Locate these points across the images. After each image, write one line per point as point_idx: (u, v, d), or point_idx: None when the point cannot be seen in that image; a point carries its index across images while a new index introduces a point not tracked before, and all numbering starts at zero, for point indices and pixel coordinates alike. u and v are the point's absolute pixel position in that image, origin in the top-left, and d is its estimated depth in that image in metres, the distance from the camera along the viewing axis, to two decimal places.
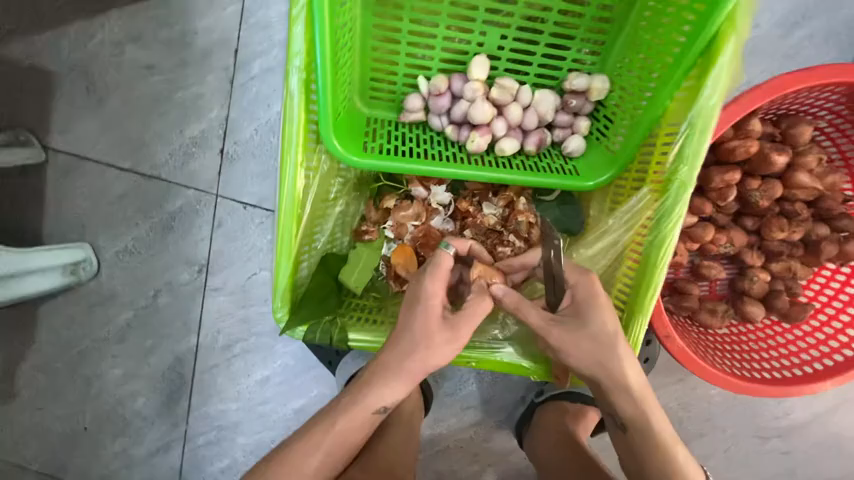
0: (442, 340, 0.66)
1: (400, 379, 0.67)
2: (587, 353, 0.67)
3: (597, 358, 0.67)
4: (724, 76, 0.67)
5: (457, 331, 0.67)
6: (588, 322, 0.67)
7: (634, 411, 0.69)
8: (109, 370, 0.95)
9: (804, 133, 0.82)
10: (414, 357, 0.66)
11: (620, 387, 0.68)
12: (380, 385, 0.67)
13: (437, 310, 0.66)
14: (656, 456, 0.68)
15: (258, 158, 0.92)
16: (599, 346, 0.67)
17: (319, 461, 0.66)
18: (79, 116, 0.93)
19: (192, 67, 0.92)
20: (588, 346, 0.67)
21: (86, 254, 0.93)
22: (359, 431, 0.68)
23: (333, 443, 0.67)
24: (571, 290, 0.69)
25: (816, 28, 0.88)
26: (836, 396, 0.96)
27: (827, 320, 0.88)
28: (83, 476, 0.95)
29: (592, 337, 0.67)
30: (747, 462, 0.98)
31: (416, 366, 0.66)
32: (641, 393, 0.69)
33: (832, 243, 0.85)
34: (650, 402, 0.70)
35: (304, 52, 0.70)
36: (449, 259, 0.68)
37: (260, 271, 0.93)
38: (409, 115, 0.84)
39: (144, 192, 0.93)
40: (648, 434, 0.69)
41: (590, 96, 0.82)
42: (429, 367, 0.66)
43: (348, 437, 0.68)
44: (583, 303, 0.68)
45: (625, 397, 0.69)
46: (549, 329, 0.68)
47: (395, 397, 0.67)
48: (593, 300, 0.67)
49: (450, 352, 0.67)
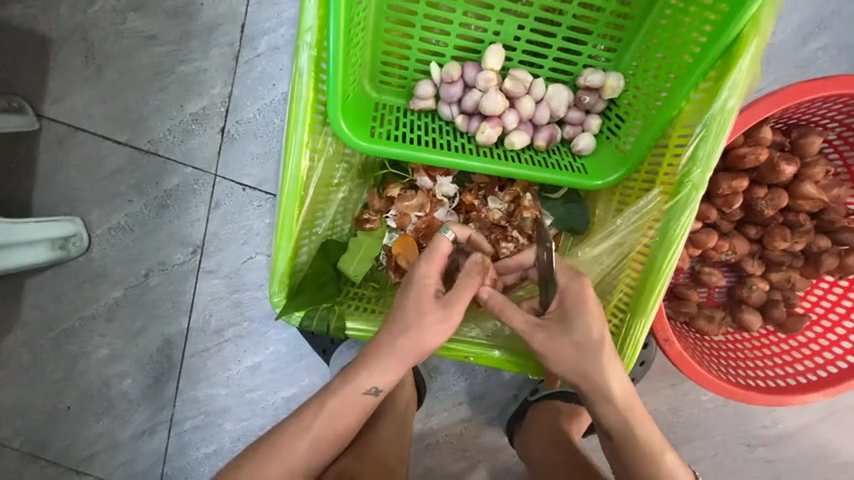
0: (434, 318, 0.64)
1: (391, 358, 0.66)
2: (570, 359, 0.64)
3: (580, 365, 0.64)
4: (743, 79, 0.68)
5: (450, 310, 0.64)
6: (573, 328, 0.64)
7: (619, 421, 0.66)
8: (95, 349, 0.92)
9: (813, 144, 0.82)
10: (406, 336, 0.64)
11: (604, 396, 0.65)
12: (371, 364, 0.66)
13: (432, 288, 0.66)
14: (644, 467, 0.65)
15: (260, 139, 0.90)
16: (584, 353, 0.64)
17: (310, 444, 0.66)
18: (76, 86, 0.90)
19: (196, 41, 0.90)
20: (572, 353, 0.64)
21: (77, 229, 0.90)
22: (352, 414, 0.67)
23: (325, 427, 0.67)
24: (561, 294, 0.66)
25: (830, 39, 0.88)
26: (824, 407, 0.94)
27: (824, 331, 0.88)
28: (63, 457, 0.93)
29: (575, 343, 0.64)
30: (732, 469, 0.95)
31: (408, 345, 0.65)
32: (626, 402, 0.66)
33: (832, 255, 0.84)
34: (637, 412, 0.67)
35: (317, 28, 0.69)
36: (447, 244, 0.67)
37: (257, 255, 0.91)
38: (419, 102, 0.82)
39: (140, 167, 0.91)
40: (633, 444, 0.66)
41: (604, 94, 0.81)
42: (423, 346, 0.65)
43: (341, 421, 0.67)
44: (569, 308, 0.65)
45: (609, 407, 0.66)
46: (533, 333, 0.65)
47: (388, 378, 0.66)
48: (581, 304, 0.64)
49: (445, 332, 0.65)
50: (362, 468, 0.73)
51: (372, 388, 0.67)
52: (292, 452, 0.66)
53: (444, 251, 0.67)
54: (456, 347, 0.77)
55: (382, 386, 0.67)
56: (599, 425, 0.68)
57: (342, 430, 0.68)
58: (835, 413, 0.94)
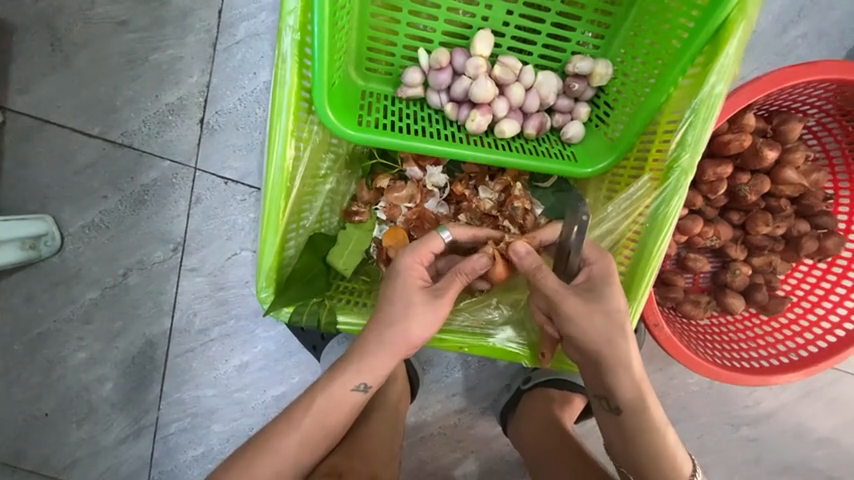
0: (418, 309, 0.63)
1: (379, 354, 0.64)
2: (598, 328, 0.64)
3: (607, 334, 0.64)
4: (730, 64, 0.68)
5: (436, 302, 0.63)
6: (603, 298, 0.64)
7: (633, 394, 0.66)
8: (73, 354, 0.89)
9: (794, 130, 0.82)
10: (392, 329, 0.63)
11: (623, 368, 0.65)
12: (359, 359, 0.65)
13: (417, 278, 0.64)
14: (649, 436, 0.66)
15: (242, 130, 0.87)
16: (612, 323, 0.64)
17: (299, 441, 0.64)
18: (43, 76, 0.86)
19: (170, 27, 0.86)
20: (600, 321, 0.64)
21: (48, 228, 0.86)
22: (342, 410, 0.66)
23: (315, 423, 0.65)
24: (589, 266, 0.66)
25: (809, 27, 0.90)
26: (801, 386, 0.96)
27: (804, 312, 0.89)
28: (42, 466, 0.89)
29: (605, 312, 0.64)
30: (715, 449, 0.97)
31: (396, 339, 0.64)
32: (640, 374, 0.66)
33: (812, 238, 0.85)
34: (647, 387, 0.67)
35: (300, 10, 0.66)
36: (439, 243, 0.66)
37: (242, 251, 0.88)
38: (407, 89, 0.81)
39: (114, 162, 0.87)
40: (643, 418, 0.66)
41: (592, 81, 0.81)
42: (410, 340, 0.64)
43: (331, 416, 0.65)
44: (599, 279, 0.65)
45: (625, 379, 0.66)
46: (566, 296, 0.63)
47: (377, 372, 0.65)
48: (610, 278, 0.65)
49: (432, 325, 0.63)
50: (352, 466, 0.71)
51: (361, 384, 0.65)
52: (281, 452, 0.63)
53: (433, 248, 0.66)
54: (450, 338, 0.75)
55: (372, 382, 0.66)
56: (608, 398, 0.67)
57: (332, 424, 0.66)
58: (812, 392, 0.96)
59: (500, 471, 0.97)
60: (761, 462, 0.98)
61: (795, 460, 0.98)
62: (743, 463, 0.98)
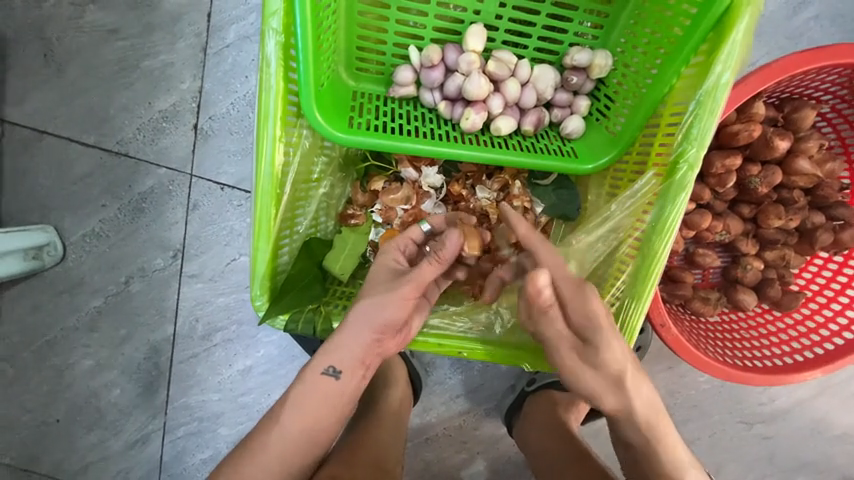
0: (381, 284, 0.62)
1: (345, 332, 0.61)
2: (593, 380, 0.58)
3: (600, 383, 0.58)
4: (737, 52, 0.64)
5: (401, 280, 0.62)
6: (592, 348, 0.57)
7: (644, 440, 0.61)
8: (80, 361, 0.90)
9: (807, 118, 0.78)
10: (362, 304, 0.61)
11: (629, 416, 0.60)
12: (330, 342, 0.61)
13: (393, 267, 0.65)
14: None
15: (235, 135, 0.87)
16: (605, 374, 0.58)
17: (282, 438, 0.59)
18: (38, 87, 0.87)
19: (160, 32, 0.87)
20: (592, 372, 0.58)
21: (50, 238, 0.87)
22: (316, 400, 0.60)
23: (299, 421, 0.60)
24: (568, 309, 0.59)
25: (822, 9, 0.86)
26: (818, 382, 0.93)
27: (819, 308, 0.85)
28: (56, 470, 0.91)
29: (595, 363, 0.57)
30: (729, 448, 0.95)
31: (359, 314, 0.61)
32: (651, 423, 0.60)
33: (827, 231, 0.81)
34: (664, 431, 0.61)
35: (282, 12, 0.64)
36: (418, 231, 0.68)
37: (240, 256, 0.88)
38: (399, 89, 0.79)
39: (111, 171, 0.88)
40: (659, 461, 0.61)
41: (591, 73, 0.78)
42: (374, 317, 0.60)
43: (306, 410, 0.60)
44: (583, 328, 0.58)
45: (633, 428, 0.60)
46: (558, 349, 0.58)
47: (346, 355, 0.61)
48: (595, 326, 0.57)
49: (400, 305, 0.61)
50: (352, 472, 0.68)
51: (330, 367, 0.61)
52: (267, 448, 0.59)
53: (414, 237, 0.69)
54: (449, 342, 0.73)
55: (341, 366, 0.61)
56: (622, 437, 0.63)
57: (314, 420, 0.60)
58: (829, 388, 0.93)
59: (507, 471, 0.96)
60: (776, 461, 0.95)
61: (812, 458, 0.95)
62: (758, 461, 0.95)
